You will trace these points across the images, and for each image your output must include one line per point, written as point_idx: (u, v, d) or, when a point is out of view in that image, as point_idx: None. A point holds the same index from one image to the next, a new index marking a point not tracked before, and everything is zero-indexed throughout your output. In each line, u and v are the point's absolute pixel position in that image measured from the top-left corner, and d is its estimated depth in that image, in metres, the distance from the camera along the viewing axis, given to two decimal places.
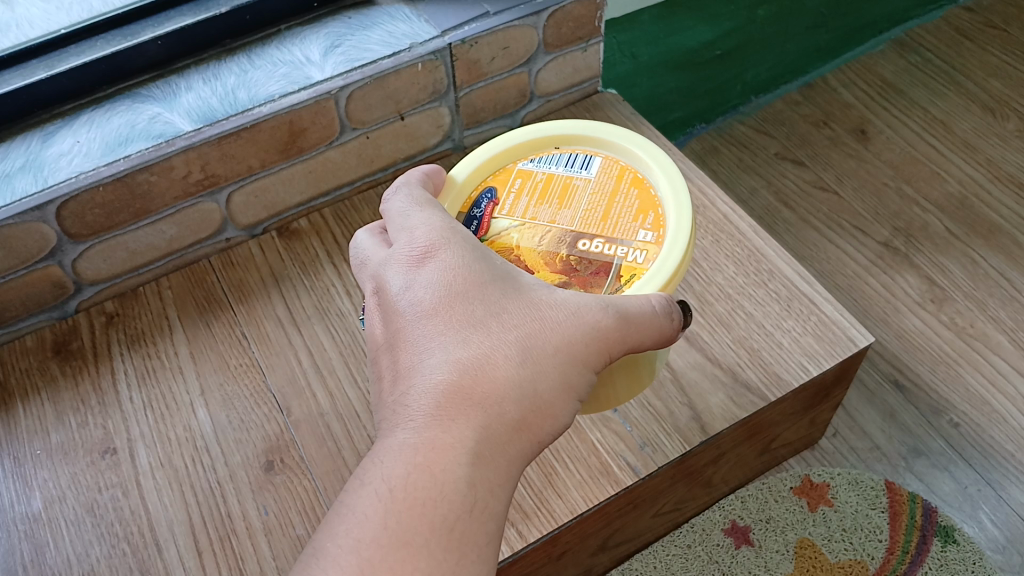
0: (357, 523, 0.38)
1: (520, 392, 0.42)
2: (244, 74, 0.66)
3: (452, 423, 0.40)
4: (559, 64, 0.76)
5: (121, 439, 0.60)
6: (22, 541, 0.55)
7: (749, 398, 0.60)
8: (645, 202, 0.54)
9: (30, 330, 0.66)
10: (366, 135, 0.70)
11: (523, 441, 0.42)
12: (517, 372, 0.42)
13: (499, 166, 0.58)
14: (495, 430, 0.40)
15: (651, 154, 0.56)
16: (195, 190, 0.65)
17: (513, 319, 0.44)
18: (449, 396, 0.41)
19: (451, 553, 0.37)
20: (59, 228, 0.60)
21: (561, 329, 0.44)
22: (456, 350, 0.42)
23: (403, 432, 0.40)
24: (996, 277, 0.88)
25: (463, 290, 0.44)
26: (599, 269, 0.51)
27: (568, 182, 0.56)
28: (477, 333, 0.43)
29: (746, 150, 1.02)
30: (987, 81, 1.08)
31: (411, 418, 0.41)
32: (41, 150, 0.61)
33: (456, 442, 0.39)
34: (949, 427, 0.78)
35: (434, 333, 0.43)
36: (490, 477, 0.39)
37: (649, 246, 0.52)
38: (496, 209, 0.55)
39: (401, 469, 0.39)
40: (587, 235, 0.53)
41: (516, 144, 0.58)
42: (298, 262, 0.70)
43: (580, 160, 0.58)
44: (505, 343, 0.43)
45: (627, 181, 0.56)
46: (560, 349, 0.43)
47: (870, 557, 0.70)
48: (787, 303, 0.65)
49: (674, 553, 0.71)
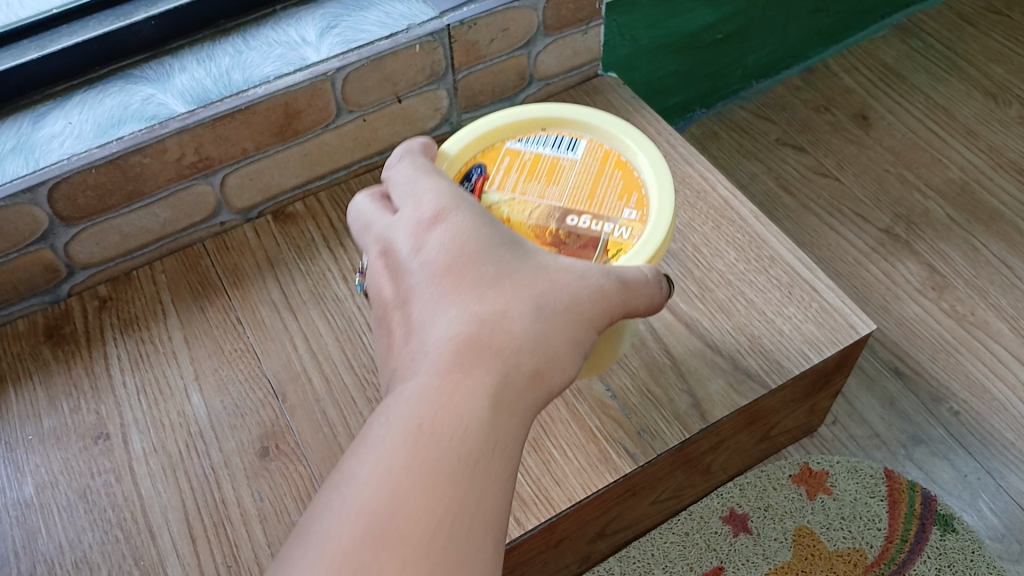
0: (382, 455, 0.36)
1: (535, 343, 0.41)
2: (239, 55, 0.65)
3: (472, 369, 0.39)
4: (559, 47, 0.75)
5: (114, 425, 0.59)
6: (13, 526, 0.55)
7: (749, 385, 0.60)
8: (629, 182, 0.54)
9: (22, 315, 0.65)
10: (363, 118, 0.69)
11: (536, 392, 0.41)
12: (533, 325, 0.41)
13: (489, 144, 0.56)
14: (511, 378, 0.40)
15: (636, 138, 0.55)
16: (188, 172, 0.64)
17: (526, 277, 0.43)
18: (467, 345, 0.40)
19: (477, 487, 0.36)
20: (50, 210, 0.60)
21: (571, 288, 0.43)
22: (472, 305, 0.41)
23: (423, 377, 0.39)
24: (997, 264, 0.88)
25: (475, 250, 0.43)
26: (587, 243, 0.51)
27: (555, 163, 0.55)
28: (492, 289, 0.42)
29: (747, 136, 1.01)
30: (990, 67, 1.07)
31: (428, 365, 0.40)
32: (32, 131, 0.60)
33: (477, 386, 0.39)
34: (949, 415, 0.78)
35: (448, 290, 0.42)
36: (509, 421, 0.39)
37: (634, 224, 0.51)
38: (486, 182, 0.54)
39: (424, 407, 0.38)
40: (575, 212, 0.53)
41: (507, 122, 0.57)
42: (293, 246, 0.69)
43: (566, 142, 0.57)
44: (520, 298, 0.42)
45: (612, 164, 0.55)
46: (569, 306, 0.43)
47: (868, 545, 0.69)
48: (788, 289, 0.64)
49: (671, 541, 0.70)
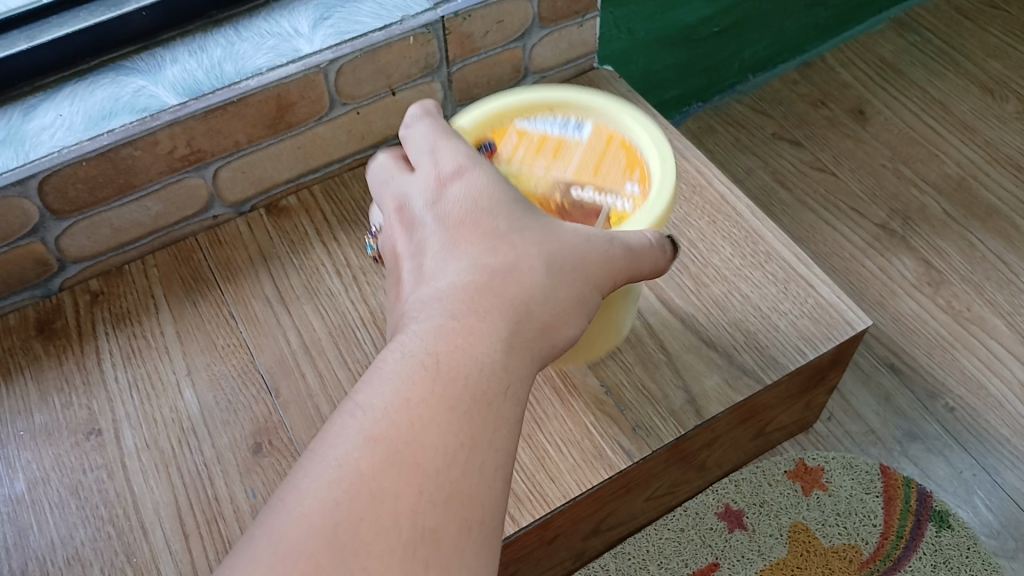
0: (397, 388, 0.35)
1: (547, 299, 0.40)
2: (231, 46, 0.64)
3: (486, 315, 0.38)
4: (555, 40, 0.74)
5: (105, 420, 0.59)
6: (3, 523, 0.54)
7: (744, 381, 0.59)
8: (633, 158, 0.53)
9: (13, 309, 0.64)
10: (357, 110, 0.68)
11: (545, 345, 0.40)
12: (545, 280, 0.40)
13: (498, 122, 0.56)
14: (524, 326, 0.39)
15: (639, 113, 0.54)
16: (179, 164, 0.63)
17: (541, 235, 0.42)
18: (482, 293, 0.39)
19: (490, 428, 0.35)
20: (41, 204, 0.59)
21: (582, 251, 0.42)
22: (487, 256, 0.40)
23: (437, 318, 0.38)
24: (993, 260, 0.88)
25: (491, 203, 0.42)
26: (591, 212, 0.51)
27: (562, 142, 0.55)
28: (508, 242, 0.41)
29: (744, 130, 1.01)
30: (987, 62, 1.07)
31: (445, 307, 0.38)
32: (21, 123, 0.59)
33: (491, 332, 0.37)
34: (945, 411, 0.78)
35: (464, 241, 0.41)
36: (521, 369, 0.37)
37: (636, 197, 0.51)
38: (495, 156, 0.54)
39: (440, 346, 0.36)
40: (579, 184, 0.53)
41: (513, 100, 0.56)
42: (287, 240, 0.68)
43: (572, 121, 0.56)
44: (534, 254, 0.41)
45: (616, 144, 0.54)
46: (580, 268, 0.42)
47: (864, 541, 0.69)
48: (784, 285, 0.64)
49: (667, 537, 0.70)
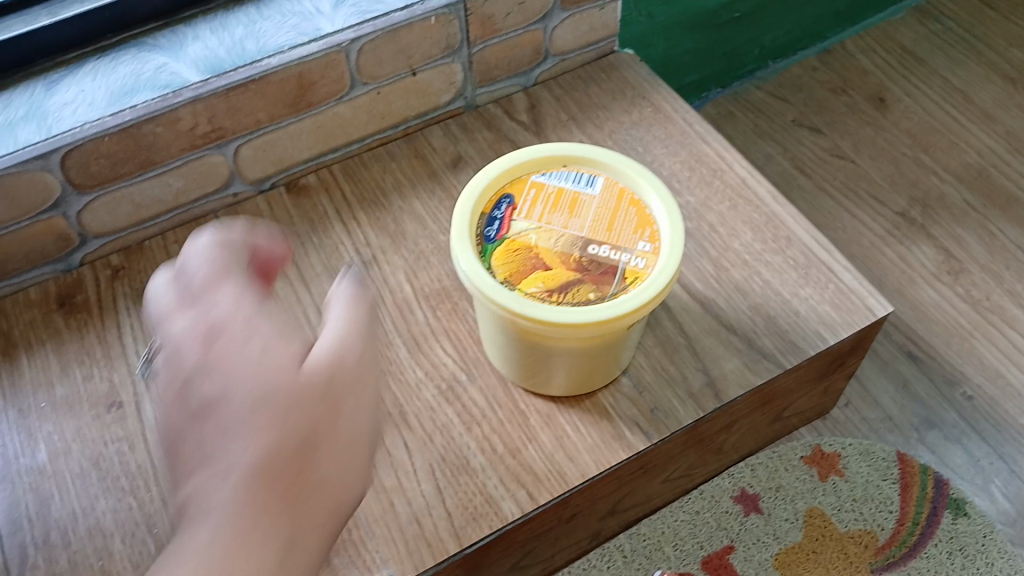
0: None
1: (337, 484, 0.34)
2: (252, 25, 0.64)
3: (268, 509, 0.31)
4: (576, 22, 0.74)
5: (127, 393, 0.59)
6: (26, 493, 0.55)
7: (764, 365, 0.59)
8: (644, 217, 0.54)
9: (34, 283, 0.65)
10: (377, 91, 0.68)
11: (330, 526, 0.34)
12: (338, 462, 0.34)
13: (515, 175, 0.56)
14: (309, 510, 0.33)
15: (652, 181, 0.54)
16: (201, 142, 0.63)
17: (337, 395, 0.35)
18: (266, 481, 0.32)
19: None
20: (63, 177, 0.59)
21: (366, 406, 0.36)
22: (275, 430, 0.33)
23: (208, 516, 0.31)
24: (1013, 250, 0.87)
25: (254, 386, 0.34)
26: (607, 270, 0.51)
27: (576, 197, 0.55)
28: (303, 410, 0.34)
29: (763, 116, 1.00)
30: (1009, 51, 1.06)
31: (214, 502, 0.31)
32: (44, 98, 0.59)
33: (270, 533, 0.31)
34: (962, 399, 0.77)
35: (247, 411, 0.33)
36: (303, 559, 0.32)
37: (648, 255, 0.51)
38: (514, 212, 0.54)
39: (211, 556, 0.30)
40: (595, 242, 0.52)
41: (527, 159, 0.56)
42: (307, 219, 0.68)
43: (585, 177, 0.56)
44: (327, 418, 0.35)
45: (627, 200, 0.55)
46: (362, 433, 0.36)
47: (880, 527, 0.69)
48: (805, 270, 0.64)
49: (683, 519, 0.70)
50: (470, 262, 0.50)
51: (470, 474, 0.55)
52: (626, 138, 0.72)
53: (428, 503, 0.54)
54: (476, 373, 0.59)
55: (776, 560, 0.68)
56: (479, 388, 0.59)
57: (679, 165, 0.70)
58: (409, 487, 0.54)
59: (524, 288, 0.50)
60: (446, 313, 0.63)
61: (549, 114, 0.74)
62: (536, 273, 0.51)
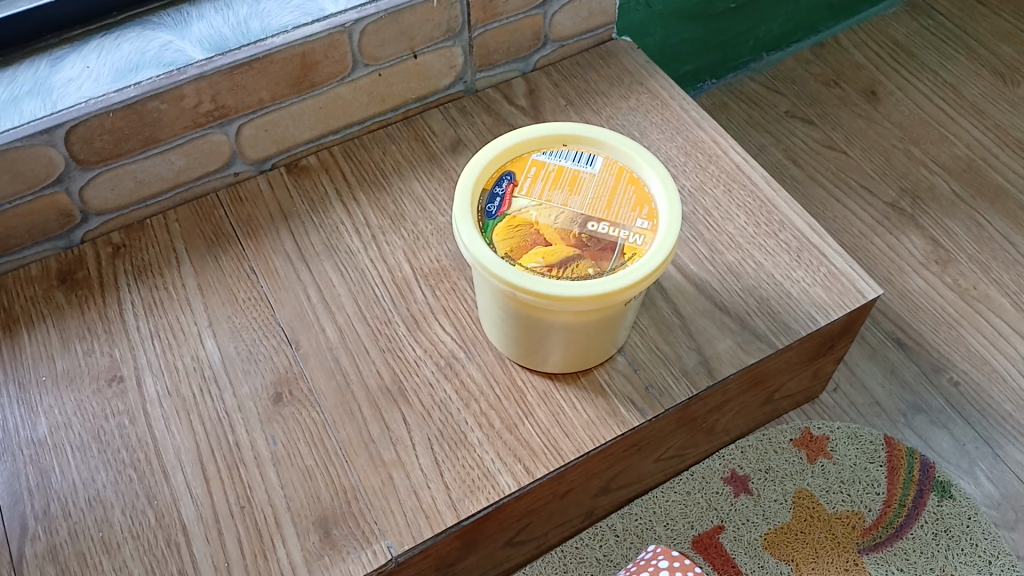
0: None
1: None
2: (257, 5, 0.65)
3: None
4: (575, 8, 0.75)
5: (128, 367, 0.60)
6: (27, 465, 0.55)
7: (756, 345, 0.61)
8: (642, 195, 0.55)
9: (35, 260, 0.65)
10: (379, 72, 0.69)
11: None
12: None
13: (517, 153, 0.57)
14: None
15: (650, 159, 0.55)
16: (204, 120, 0.64)
17: None
18: None
19: None
20: (67, 153, 0.60)
21: None
22: None
23: None
24: (1001, 240, 0.89)
25: None
26: (606, 247, 0.52)
27: (576, 175, 0.56)
28: None
29: (756, 107, 1.01)
30: (999, 47, 1.08)
31: None
32: (49, 74, 0.60)
33: None
34: (949, 385, 0.79)
35: None
36: None
37: (647, 232, 0.52)
38: (515, 189, 0.55)
39: None
40: (595, 218, 0.53)
41: (530, 137, 0.57)
42: (307, 199, 0.69)
43: (585, 156, 0.57)
44: None
45: (626, 179, 0.56)
46: None
47: (867, 508, 0.71)
48: (797, 253, 0.65)
49: (673, 499, 0.71)
50: (471, 237, 0.52)
51: (468, 449, 0.56)
52: (623, 123, 0.73)
53: (427, 476, 0.54)
54: (474, 350, 0.60)
55: (766, 540, 0.69)
56: (478, 365, 0.60)
57: (675, 151, 0.71)
58: (408, 460, 0.55)
59: (525, 263, 0.51)
60: (445, 292, 0.64)
61: (547, 99, 0.75)
62: (537, 248, 0.52)
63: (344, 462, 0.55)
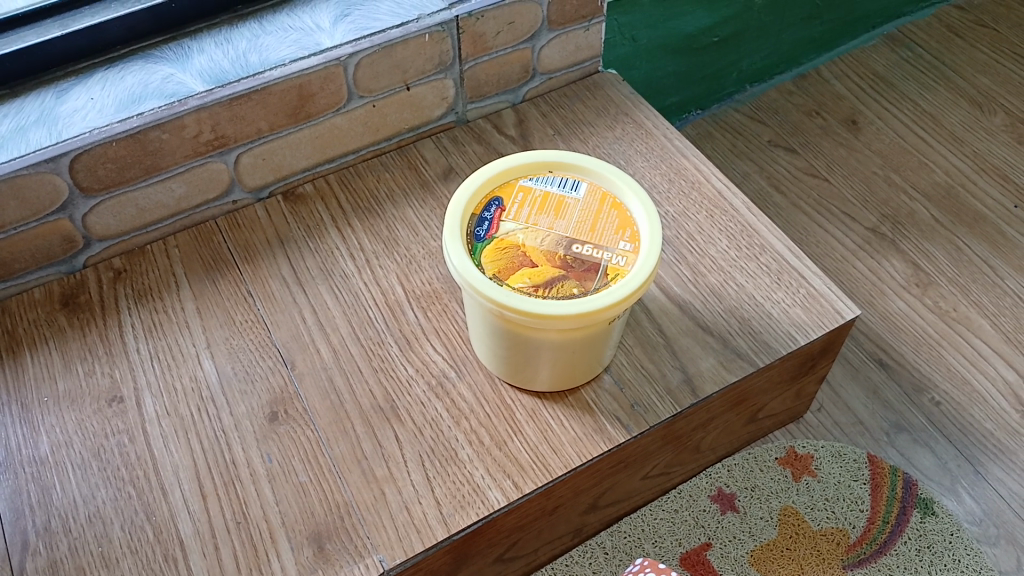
0: None
1: None
2: (256, 39, 0.67)
3: None
4: (562, 42, 0.78)
5: (127, 388, 0.61)
6: (28, 482, 0.57)
7: (738, 363, 0.63)
8: (625, 219, 0.57)
9: (38, 284, 0.67)
10: (373, 104, 0.72)
11: None
12: None
13: (504, 179, 0.59)
14: None
15: (632, 184, 0.58)
16: (204, 149, 0.66)
17: None
18: None
19: None
20: (71, 180, 0.62)
21: None
22: None
23: None
24: (980, 264, 0.91)
25: None
26: (590, 267, 0.54)
27: (562, 200, 0.58)
28: None
29: (740, 137, 1.04)
30: (976, 77, 1.11)
31: None
32: (55, 105, 0.62)
33: None
34: (931, 405, 0.81)
35: None
36: None
37: (629, 253, 0.55)
38: (503, 214, 0.57)
39: None
40: (579, 241, 0.56)
41: (517, 164, 0.59)
42: (302, 224, 0.71)
43: (570, 181, 0.59)
44: None
45: (609, 204, 0.58)
46: None
47: (851, 525, 0.72)
48: (777, 275, 0.67)
49: (661, 517, 0.72)
50: (461, 258, 0.54)
51: (458, 465, 0.57)
52: (609, 151, 0.76)
53: (418, 491, 0.56)
54: (465, 369, 0.62)
55: (752, 557, 0.70)
56: (468, 384, 0.61)
57: (660, 178, 0.74)
58: (399, 476, 0.57)
59: (512, 283, 0.53)
60: (436, 314, 0.66)
61: (536, 129, 0.78)
62: (523, 269, 0.54)
63: (337, 478, 0.57)
